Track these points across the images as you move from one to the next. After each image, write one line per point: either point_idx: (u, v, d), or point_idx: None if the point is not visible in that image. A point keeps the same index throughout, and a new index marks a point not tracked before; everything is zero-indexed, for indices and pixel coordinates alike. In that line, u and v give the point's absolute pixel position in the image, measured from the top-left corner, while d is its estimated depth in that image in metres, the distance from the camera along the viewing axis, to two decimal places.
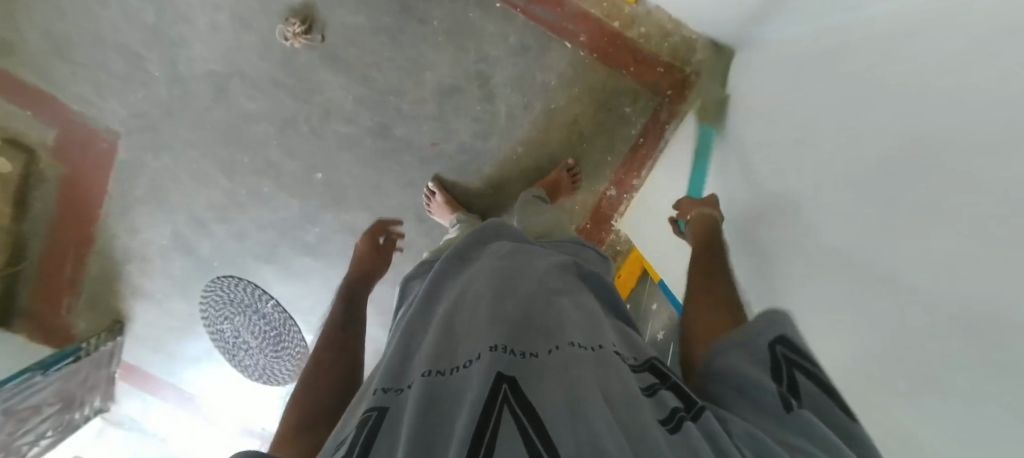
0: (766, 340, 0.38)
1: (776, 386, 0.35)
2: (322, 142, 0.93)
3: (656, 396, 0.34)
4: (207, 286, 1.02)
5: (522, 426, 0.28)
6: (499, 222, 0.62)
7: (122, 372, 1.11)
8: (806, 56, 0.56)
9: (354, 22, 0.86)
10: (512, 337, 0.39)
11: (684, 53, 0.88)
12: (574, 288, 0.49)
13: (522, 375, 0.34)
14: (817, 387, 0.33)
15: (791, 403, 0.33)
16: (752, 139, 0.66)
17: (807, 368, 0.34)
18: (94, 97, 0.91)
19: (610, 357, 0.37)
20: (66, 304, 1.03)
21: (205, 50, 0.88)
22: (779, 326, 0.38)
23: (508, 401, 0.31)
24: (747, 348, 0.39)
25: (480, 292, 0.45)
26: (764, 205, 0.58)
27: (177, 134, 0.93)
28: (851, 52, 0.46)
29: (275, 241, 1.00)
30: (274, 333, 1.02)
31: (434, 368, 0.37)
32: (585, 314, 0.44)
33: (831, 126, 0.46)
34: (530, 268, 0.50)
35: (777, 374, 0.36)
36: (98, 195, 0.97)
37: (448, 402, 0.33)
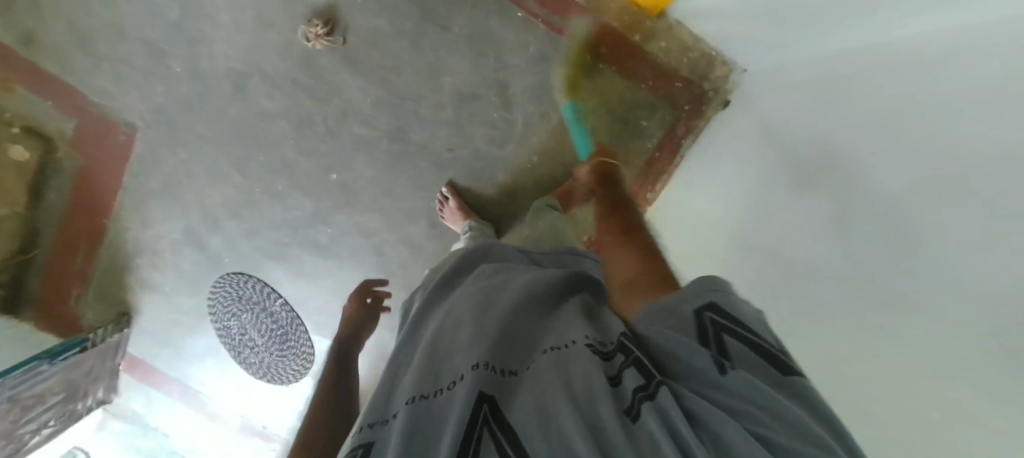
0: (693, 307, 0.35)
1: (705, 350, 0.32)
2: (338, 143, 0.93)
3: (619, 384, 0.32)
4: (215, 282, 1.03)
5: (499, 447, 0.29)
6: (484, 246, 0.64)
7: (127, 364, 1.11)
8: (825, 78, 0.56)
9: (376, 25, 0.86)
10: (493, 353, 0.39)
11: (703, 68, 0.86)
12: (558, 289, 0.49)
13: (500, 392, 0.35)
14: (747, 350, 0.31)
15: (726, 366, 0.30)
16: (773, 158, 0.65)
17: (738, 333, 0.32)
18: (115, 91, 0.92)
19: (579, 353, 0.36)
20: (75, 294, 1.03)
21: (227, 48, 0.88)
22: (706, 293, 0.36)
23: (487, 423, 0.31)
24: (671, 312, 0.36)
25: (462, 315, 0.46)
26: (792, 226, 0.57)
27: (195, 130, 0.94)
28: (872, 76, 0.46)
29: (286, 240, 1.00)
30: (280, 332, 1.04)
31: (418, 393, 0.37)
32: (564, 318, 0.44)
33: (873, 149, 0.45)
34: (512, 282, 0.51)
35: (704, 338, 0.33)
36: (112, 187, 0.98)
37: (432, 427, 0.33)
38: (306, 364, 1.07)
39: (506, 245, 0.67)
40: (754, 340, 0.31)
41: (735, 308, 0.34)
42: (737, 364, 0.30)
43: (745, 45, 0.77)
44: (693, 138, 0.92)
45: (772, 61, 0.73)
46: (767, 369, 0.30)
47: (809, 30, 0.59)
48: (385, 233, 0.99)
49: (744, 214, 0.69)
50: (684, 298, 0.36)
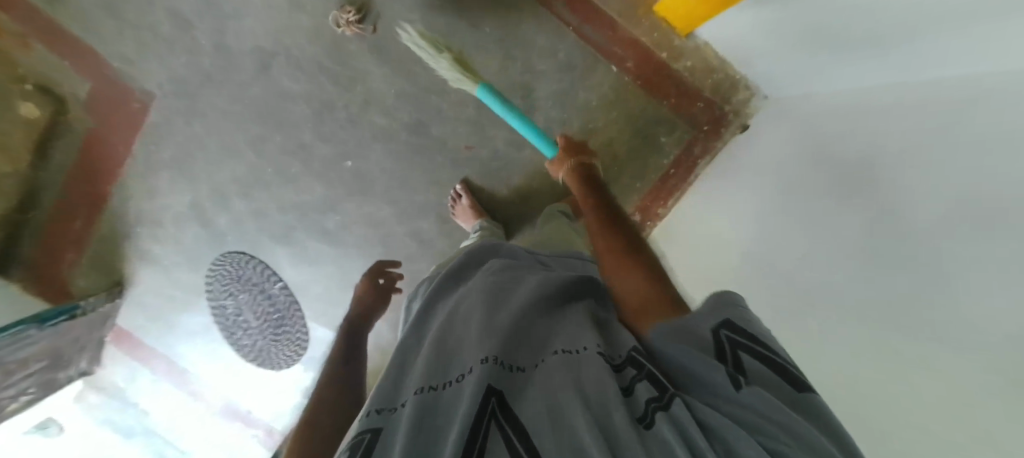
0: (709, 324, 0.35)
1: (720, 364, 0.32)
2: (356, 131, 0.93)
3: (631, 394, 0.32)
4: (215, 261, 1.01)
5: (507, 441, 0.29)
6: (494, 243, 0.63)
7: (113, 336, 1.08)
8: (851, 109, 0.57)
9: (408, 18, 0.87)
10: (503, 348, 0.38)
11: (726, 90, 0.88)
12: (567, 290, 0.49)
13: (509, 388, 0.34)
14: (766, 368, 0.31)
15: (741, 382, 0.30)
16: (784, 182, 0.66)
17: (753, 349, 0.32)
18: (136, 57, 0.91)
19: (589, 359, 0.36)
20: (68, 259, 1.01)
21: (256, 25, 0.88)
22: (720, 311, 0.35)
23: (495, 418, 0.30)
24: (683, 329, 0.36)
25: (472, 308, 0.45)
26: (794, 250, 0.57)
27: (213, 105, 0.93)
28: (903, 110, 0.47)
29: (293, 223, 0.98)
30: (276, 316, 1.05)
31: (426, 385, 0.36)
32: (574, 321, 0.43)
33: (879, 180, 0.46)
34: (522, 280, 0.50)
35: (721, 355, 0.33)
36: (120, 154, 0.96)
37: (440, 419, 0.33)
38: (299, 351, 1.07)
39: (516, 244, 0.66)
40: (772, 357, 0.32)
41: (752, 327, 0.34)
42: (754, 380, 0.30)
43: (770, 72, 0.78)
44: (710, 158, 0.93)
45: (796, 90, 0.75)
46: (781, 385, 0.30)
47: (836, 64, 0.61)
48: (394, 225, 0.98)
49: (750, 232, 0.69)
50: (696, 315, 0.36)
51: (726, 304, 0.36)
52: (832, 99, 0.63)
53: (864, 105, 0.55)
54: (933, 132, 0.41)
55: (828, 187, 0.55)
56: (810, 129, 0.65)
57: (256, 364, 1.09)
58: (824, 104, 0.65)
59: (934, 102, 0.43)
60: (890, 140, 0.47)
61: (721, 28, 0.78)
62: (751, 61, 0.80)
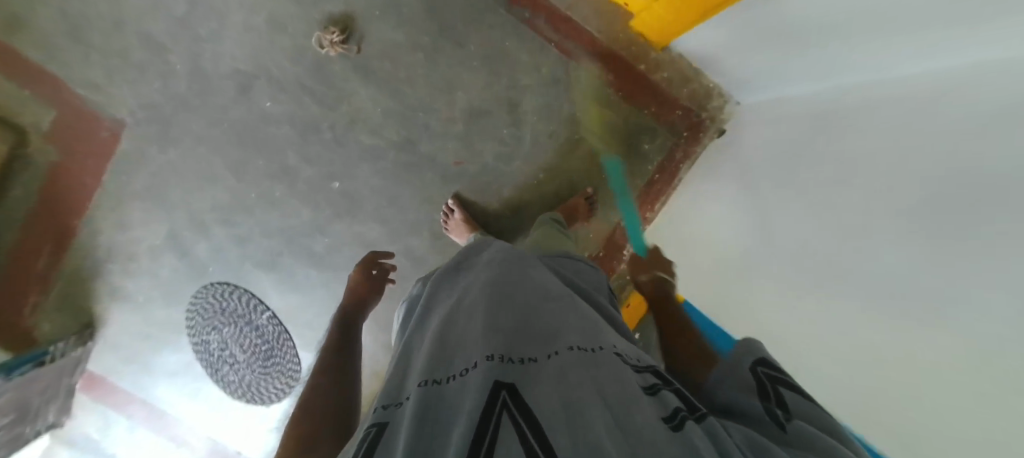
0: (747, 364, 0.41)
1: (762, 402, 0.37)
2: (343, 151, 0.92)
3: (658, 395, 0.34)
4: (196, 294, 0.96)
5: (520, 432, 0.28)
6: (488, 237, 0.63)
7: (83, 382, 1.00)
8: (821, 109, 0.62)
9: (392, 38, 0.88)
10: (508, 346, 0.39)
11: (701, 98, 0.93)
12: (573, 291, 0.49)
13: (519, 381, 0.34)
14: (801, 397, 0.35)
15: (777, 412, 0.34)
16: (767, 180, 0.70)
17: (789, 383, 0.37)
18: (105, 84, 0.87)
19: (608, 358, 0.37)
20: (31, 301, 0.94)
21: (235, 48, 0.86)
22: (755, 353, 0.42)
23: (506, 407, 0.30)
24: (733, 381, 0.42)
25: (475, 303, 0.46)
26: (788, 242, 0.60)
27: (189, 130, 0.89)
28: (870, 108, 0.51)
29: (279, 249, 0.95)
30: (265, 348, 1.01)
31: (430, 379, 0.37)
32: (583, 318, 0.44)
33: (862, 172, 0.49)
34: (524, 275, 0.51)
35: (763, 390, 0.38)
36: (89, 186, 0.91)
37: (445, 412, 0.33)
38: (289, 383, 1.02)
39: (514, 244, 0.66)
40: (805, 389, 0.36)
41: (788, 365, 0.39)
42: (792, 409, 0.34)
43: (743, 80, 0.83)
44: (690, 163, 0.97)
45: (767, 97, 0.80)
46: (816, 410, 0.33)
47: (807, 68, 0.66)
48: (386, 244, 0.97)
49: (744, 227, 0.72)
50: (738, 362, 0.43)
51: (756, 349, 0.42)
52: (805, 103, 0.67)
53: (834, 107, 0.59)
54: (902, 127, 0.44)
55: (814, 180, 0.58)
56: (789, 131, 0.69)
57: (244, 401, 1.03)
58: (795, 107, 0.70)
59: (897, 101, 0.46)
60: (864, 133, 0.50)
61: (695, 39, 0.83)
62: (724, 70, 0.86)
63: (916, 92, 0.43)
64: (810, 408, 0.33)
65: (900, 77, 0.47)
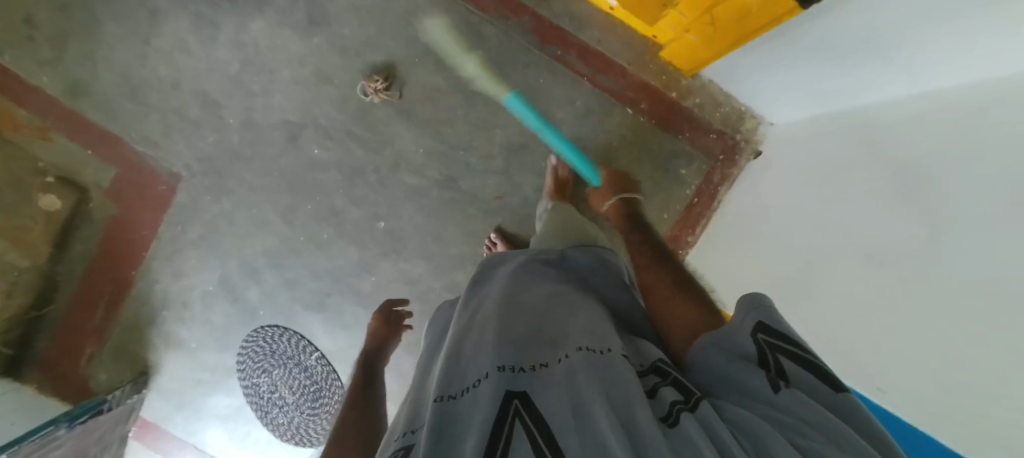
0: (746, 328, 0.37)
1: (764, 373, 0.34)
2: (388, 191, 0.94)
3: (658, 396, 0.36)
4: (247, 338, 0.98)
5: (533, 441, 0.30)
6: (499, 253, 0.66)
7: (136, 431, 1.01)
8: (868, 121, 0.64)
9: (432, 81, 0.91)
10: (518, 355, 0.41)
11: (734, 121, 0.95)
12: (582, 298, 0.52)
13: (532, 387, 0.37)
14: (803, 368, 0.33)
15: (781, 385, 0.32)
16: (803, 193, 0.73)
17: (792, 350, 0.34)
18: (163, 140, 0.92)
19: (617, 359, 0.38)
20: (88, 353, 0.96)
21: (284, 101, 0.91)
22: (757, 312, 0.37)
23: (519, 414, 0.33)
24: (726, 347, 0.38)
25: (487, 318, 0.48)
26: (828, 252, 0.61)
27: (242, 180, 0.93)
28: (922, 120, 0.53)
29: (327, 290, 0.97)
30: (313, 388, 0.99)
31: (446, 393, 0.39)
32: (594, 321, 0.46)
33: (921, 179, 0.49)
34: (535, 285, 0.53)
35: (762, 361, 0.34)
36: (145, 238, 0.95)
37: (457, 424, 0.35)
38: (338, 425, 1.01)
39: (516, 252, 0.64)
40: (811, 359, 0.33)
41: (790, 329, 0.36)
42: (796, 384, 0.32)
43: (774, 105, 0.87)
44: (728, 185, 0.98)
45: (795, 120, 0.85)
46: (820, 386, 0.31)
47: (837, 90, 0.70)
48: (431, 280, 0.98)
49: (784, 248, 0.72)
50: (733, 323, 0.38)
51: (761, 307, 0.37)
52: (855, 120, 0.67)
53: (883, 122, 0.61)
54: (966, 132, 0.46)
55: (858, 180, 0.60)
56: (829, 144, 0.71)
57: (294, 443, 1.03)
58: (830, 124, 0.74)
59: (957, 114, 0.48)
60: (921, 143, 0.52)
61: (728, 66, 0.86)
62: (757, 94, 0.88)
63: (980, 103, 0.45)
64: (816, 386, 0.31)
65: (967, 84, 0.49)
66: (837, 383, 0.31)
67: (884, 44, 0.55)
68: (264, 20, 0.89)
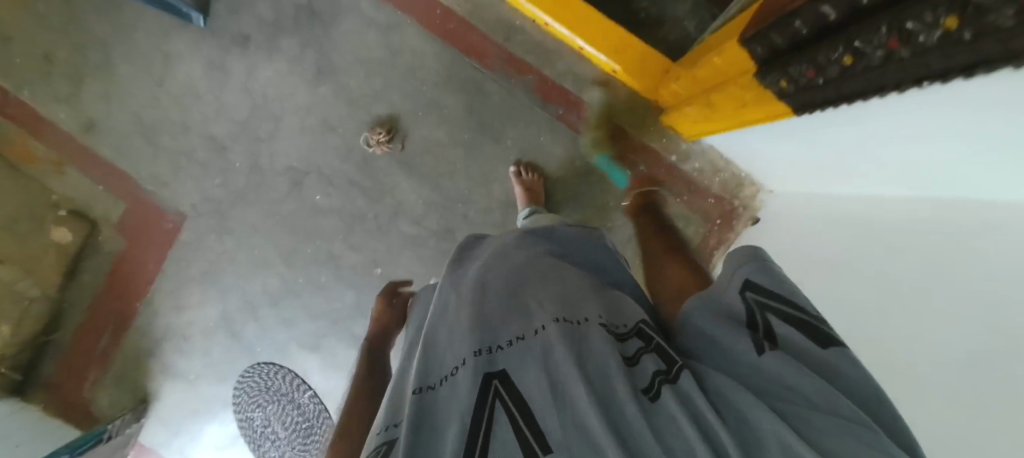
0: (736, 290, 0.42)
1: (750, 333, 0.38)
2: (387, 239, 0.96)
3: (639, 363, 0.39)
4: (243, 372, 1.01)
5: (512, 419, 0.34)
6: (474, 238, 0.68)
7: (132, 456, 1.04)
8: (837, 206, 0.67)
9: (434, 135, 0.93)
10: (492, 335, 0.44)
11: (732, 188, 0.95)
12: (556, 266, 0.55)
13: (510, 364, 0.40)
14: (789, 325, 0.36)
15: (764, 346, 0.36)
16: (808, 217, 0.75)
17: (778, 310, 0.38)
18: (171, 180, 0.94)
19: (592, 329, 0.42)
20: (91, 379, 1.00)
21: (289, 147, 0.93)
22: (748, 275, 0.41)
23: (499, 395, 0.37)
24: (720, 308, 0.42)
25: (461, 300, 0.51)
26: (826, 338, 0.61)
27: (246, 220, 0.95)
28: (884, 223, 0.55)
29: (323, 331, 0.99)
30: (305, 425, 1.03)
31: (424, 385, 0.42)
32: (566, 288, 0.50)
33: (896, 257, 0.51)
34: (509, 262, 0.56)
35: (751, 321, 0.39)
36: (150, 271, 0.98)
37: (437, 415, 0.38)
38: None
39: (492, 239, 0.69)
40: (798, 315, 0.37)
41: (779, 286, 0.39)
42: (780, 343, 0.36)
43: (751, 173, 0.91)
44: (725, 249, 0.97)
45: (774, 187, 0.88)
46: (808, 344, 0.35)
47: (807, 173, 0.73)
48: None
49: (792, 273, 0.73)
50: (728, 282, 0.43)
51: (759, 266, 0.41)
52: (832, 190, 0.69)
53: (852, 212, 0.63)
54: (926, 235, 0.48)
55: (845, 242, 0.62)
56: (808, 225, 0.73)
57: None
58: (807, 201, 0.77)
59: (910, 222, 0.51)
60: (886, 236, 0.54)
61: (728, 138, 0.85)
62: (738, 161, 0.91)
63: (932, 214, 0.48)
64: (801, 343, 0.35)
65: (908, 192, 0.52)
66: (824, 338, 0.35)
67: (840, 132, 0.55)
68: (274, 68, 0.91)
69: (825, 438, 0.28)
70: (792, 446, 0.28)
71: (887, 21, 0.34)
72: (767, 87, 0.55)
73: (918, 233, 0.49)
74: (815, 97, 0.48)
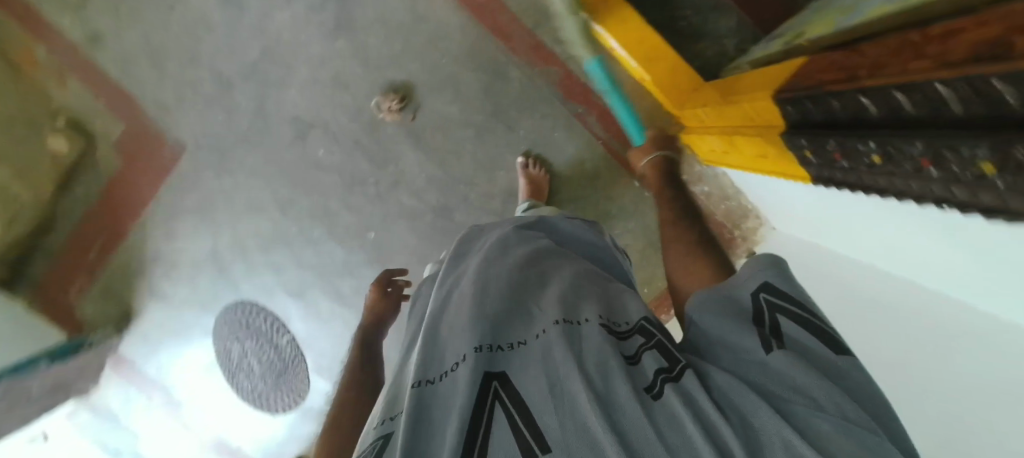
0: (751, 287, 0.39)
1: (758, 329, 0.36)
2: (384, 206, 0.96)
3: (638, 363, 0.37)
4: (226, 308, 1.04)
5: (513, 424, 0.32)
6: (478, 228, 0.60)
7: (110, 363, 1.09)
8: (817, 257, 0.68)
9: (447, 110, 0.90)
10: (495, 331, 0.40)
11: (737, 217, 0.94)
12: (561, 266, 0.50)
13: (511, 366, 0.37)
14: (801, 329, 0.35)
15: (773, 345, 0.35)
16: (800, 250, 0.75)
17: (790, 312, 0.37)
18: (173, 106, 0.92)
19: (591, 331, 0.39)
20: (77, 287, 1.02)
21: (298, 97, 0.90)
22: (767, 273, 0.39)
23: (499, 398, 0.34)
24: (724, 293, 0.40)
25: (463, 296, 0.45)
26: None
27: (245, 162, 0.94)
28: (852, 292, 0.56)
29: (310, 283, 1.01)
30: (281, 365, 1.07)
31: (423, 379, 0.38)
32: (570, 288, 0.46)
33: (870, 322, 0.52)
34: (509, 255, 0.50)
35: (760, 317, 0.37)
36: (145, 195, 0.97)
37: (439, 411, 0.35)
38: (298, 399, 1.08)
39: (496, 223, 0.61)
40: (810, 320, 0.36)
41: (794, 291, 0.38)
42: (789, 345, 0.35)
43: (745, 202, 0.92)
44: None
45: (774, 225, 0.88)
46: (818, 348, 0.34)
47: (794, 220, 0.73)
48: None
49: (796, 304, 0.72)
50: (742, 275, 0.41)
51: (775, 269, 0.40)
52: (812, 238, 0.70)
53: (828, 269, 0.64)
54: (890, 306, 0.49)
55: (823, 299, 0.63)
56: (802, 262, 0.73)
57: (255, 407, 1.10)
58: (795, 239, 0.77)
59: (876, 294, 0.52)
60: (856, 303, 0.55)
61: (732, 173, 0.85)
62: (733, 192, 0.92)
63: (889, 289, 0.50)
64: (810, 347, 0.34)
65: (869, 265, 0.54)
66: (835, 345, 0.34)
67: (828, 205, 0.55)
68: (292, 12, 0.86)
69: (827, 441, 0.28)
70: (797, 447, 0.28)
71: (926, 141, 0.30)
72: (792, 150, 0.53)
73: (884, 305, 0.50)
74: (837, 176, 0.46)
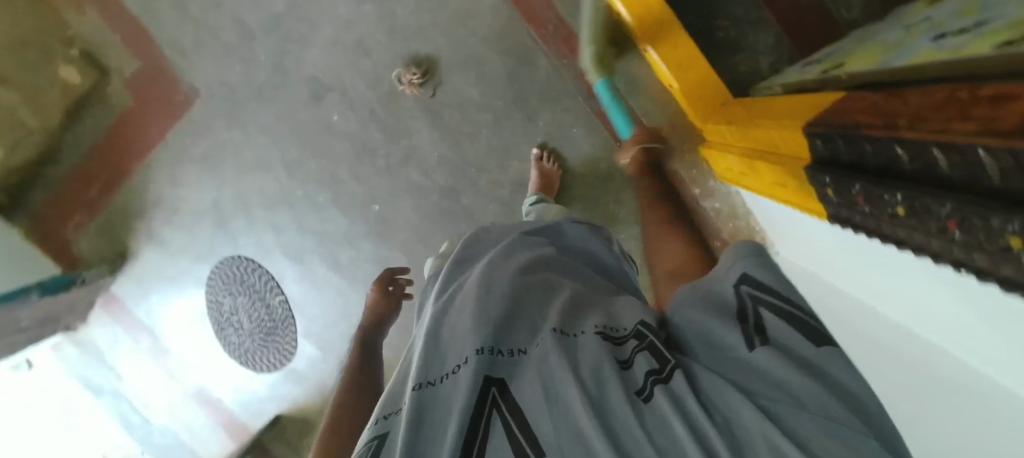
0: (731, 280, 0.40)
1: (742, 324, 0.36)
2: (392, 180, 0.95)
3: (630, 368, 0.37)
4: (222, 261, 1.04)
5: (508, 430, 0.33)
6: (480, 229, 0.59)
7: (102, 299, 1.10)
8: (819, 290, 0.67)
9: (467, 91, 0.88)
10: (499, 334, 0.40)
11: (745, 236, 0.92)
12: (565, 279, 0.50)
13: (511, 375, 0.37)
14: (783, 321, 0.35)
15: (755, 342, 0.35)
16: (802, 275, 0.74)
17: (772, 303, 0.36)
18: (190, 50, 0.90)
19: (590, 342, 0.39)
20: (75, 221, 1.02)
21: (318, 58, 0.88)
22: (744, 264, 0.40)
23: (497, 406, 0.34)
24: (713, 291, 0.41)
25: (466, 298, 0.45)
26: None
27: (256, 117, 0.92)
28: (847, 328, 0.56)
29: (309, 246, 1.01)
30: (270, 324, 1.08)
31: (424, 381, 0.38)
32: (573, 300, 0.46)
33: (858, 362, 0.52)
34: (511, 259, 0.50)
35: (742, 312, 0.37)
36: (151, 138, 0.96)
37: (440, 413, 0.35)
38: (283, 359, 1.09)
39: (501, 225, 0.62)
40: (791, 312, 0.36)
41: (777, 285, 0.38)
42: (772, 340, 0.34)
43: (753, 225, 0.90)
44: None
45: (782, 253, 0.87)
46: (802, 339, 0.34)
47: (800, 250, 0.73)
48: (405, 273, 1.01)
49: None
50: (725, 267, 0.41)
51: (754, 258, 0.40)
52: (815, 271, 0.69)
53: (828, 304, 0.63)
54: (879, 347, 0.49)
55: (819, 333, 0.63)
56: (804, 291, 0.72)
57: (240, 362, 1.11)
58: (798, 270, 0.76)
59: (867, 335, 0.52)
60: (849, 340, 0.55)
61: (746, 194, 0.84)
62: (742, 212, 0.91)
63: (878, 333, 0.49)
64: (795, 342, 0.34)
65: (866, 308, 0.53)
66: (816, 336, 0.34)
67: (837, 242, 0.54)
68: None
69: (814, 440, 0.28)
70: (781, 447, 0.27)
71: (950, 202, 0.29)
72: (812, 182, 0.52)
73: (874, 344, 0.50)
74: (854, 218, 0.45)
